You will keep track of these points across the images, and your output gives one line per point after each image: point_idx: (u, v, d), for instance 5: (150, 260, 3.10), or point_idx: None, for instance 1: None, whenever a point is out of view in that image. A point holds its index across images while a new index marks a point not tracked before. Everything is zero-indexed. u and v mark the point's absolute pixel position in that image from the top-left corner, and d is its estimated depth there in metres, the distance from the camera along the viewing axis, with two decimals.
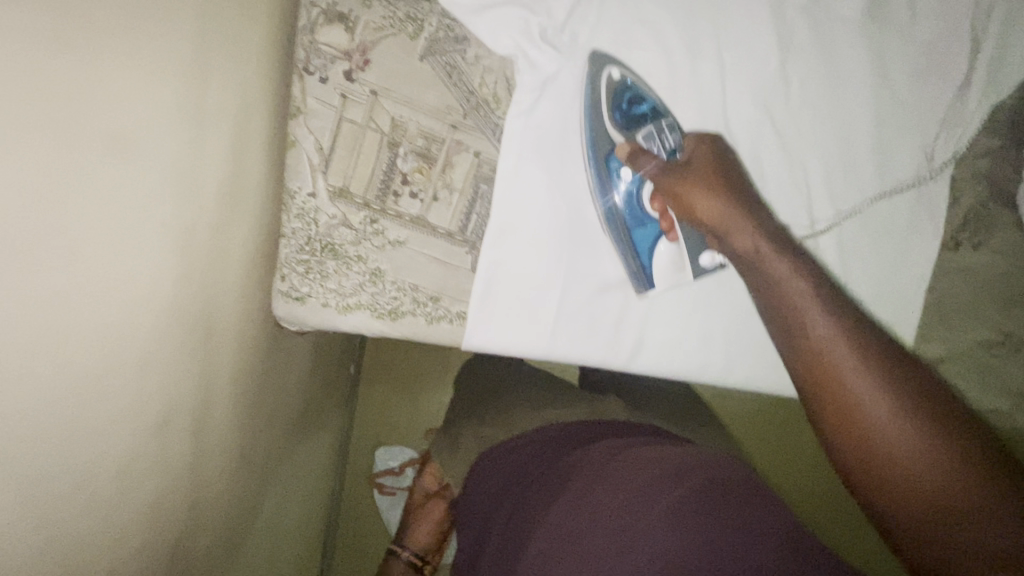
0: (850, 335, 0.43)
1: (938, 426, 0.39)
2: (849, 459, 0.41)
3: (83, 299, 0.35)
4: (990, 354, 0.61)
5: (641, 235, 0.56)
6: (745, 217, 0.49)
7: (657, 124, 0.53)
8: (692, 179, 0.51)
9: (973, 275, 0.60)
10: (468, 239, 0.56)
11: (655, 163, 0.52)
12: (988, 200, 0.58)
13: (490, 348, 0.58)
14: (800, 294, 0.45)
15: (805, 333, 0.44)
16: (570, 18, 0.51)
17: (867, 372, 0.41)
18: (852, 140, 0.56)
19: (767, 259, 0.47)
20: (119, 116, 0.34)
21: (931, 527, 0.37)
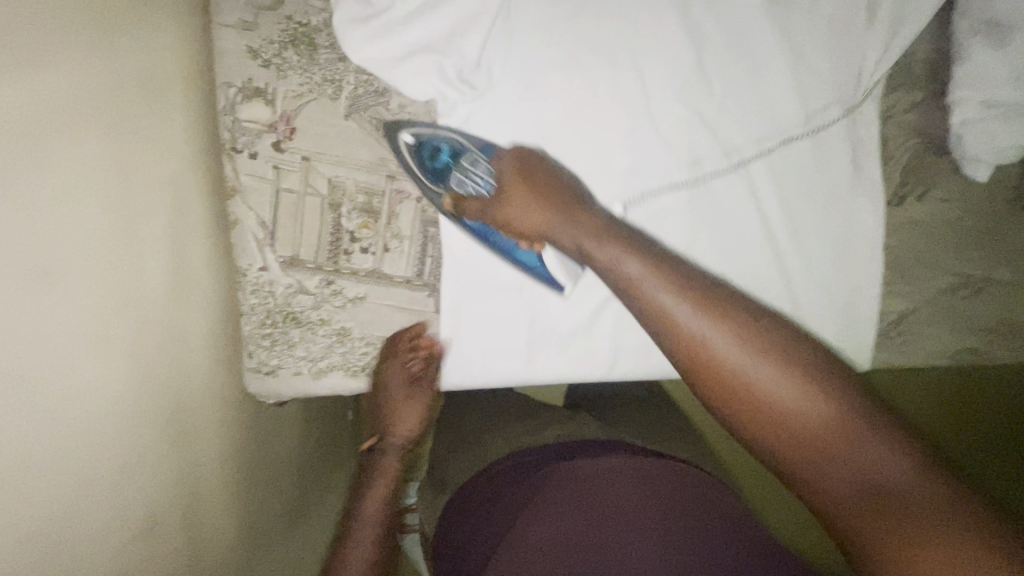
0: (687, 291, 0.39)
1: (805, 365, 0.36)
2: (750, 434, 0.36)
3: (48, 435, 0.35)
4: (954, 297, 0.63)
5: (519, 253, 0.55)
6: (572, 223, 0.47)
7: (462, 168, 0.52)
8: (512, 190, 0.49)
9: (923, 227, 0.61)
10: (427, 282, 0.56)
11: (478, 203, 0.51)
12: (927, 151, 0.59)
13: (469, 384, 0.59)
14: (647, 276, 0.40)
15: (652, 301, 0.39)
16: (484, 52, 0.51)
17: (724, 333, 0.37)
18: (780, 119, 0.57)
19: (615, 263, 0.42)
20: (45, 248, 0.34)
21: (847, 486, 0.33)
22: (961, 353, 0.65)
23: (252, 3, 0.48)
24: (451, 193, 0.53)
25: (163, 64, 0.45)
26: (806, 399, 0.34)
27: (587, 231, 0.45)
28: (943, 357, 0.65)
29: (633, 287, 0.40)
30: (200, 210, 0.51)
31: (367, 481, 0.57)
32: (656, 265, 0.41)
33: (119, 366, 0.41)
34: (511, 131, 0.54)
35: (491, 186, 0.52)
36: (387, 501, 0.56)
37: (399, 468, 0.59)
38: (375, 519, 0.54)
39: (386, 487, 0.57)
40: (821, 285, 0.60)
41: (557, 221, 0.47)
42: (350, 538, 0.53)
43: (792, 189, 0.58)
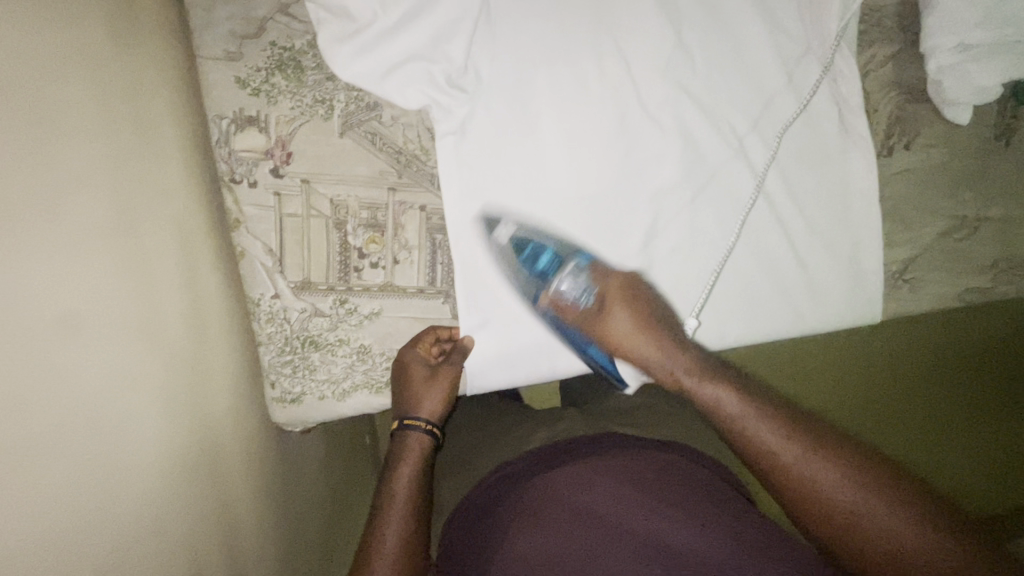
0: (779, 418, 0.46)
1: (897, 502, 0.41)
2: (837, 549, 0.43)
3: (89, 482, 0.35)
4: (952, 239, 0.65)
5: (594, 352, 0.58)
6: (665, 352, 0.52)
7: (563, 274, 0.54)
8: (600, 301, 0.54)
9: (914, 175, 0.62)
10: (440, 289, 0.56)
11: (574, 307, 0.55)
12: (909, 100, 0.60)
13: (494, 385, 0.59)
14: (721, 390, 0.48)
15: (757, 439, 0.45)
16: (471, 55, 0.52)
17: (810, 454, 0.44)
18: (765, 87, 0.58)
19: (697, 386, 0.49)
20: (67, 296, 0.34)
21: (879, 564, 0.41)
22: (964, 293, 0.66)
23: (234, 33, 0.48)
24: (548, 292, 0.55)
25: (154, 103, 0.45)
26: (757, 414, 0.46)
27: (680, 360, 0.51)
28: (950, 299, 0.66)
29: (724, 413, 0.47)
30: (207, 245, 0.50)
31: (393, 473, 0.53)
32: (745, 395, 0.48)
33: (149, 407, 0.40)
34: (509, 127, 0.54)
35: (592, 299, 0.54)
36: (415, 491, 0.52)
37: (429, 455, 0.55)
38: (405, 503, 0.51)
39: (415, 474, 0.53)
40: (824, 243, 0.62)
41: (647, 349, 0.52)
42: (384, 525, 0.49)
43: (784, 153, 0.59)
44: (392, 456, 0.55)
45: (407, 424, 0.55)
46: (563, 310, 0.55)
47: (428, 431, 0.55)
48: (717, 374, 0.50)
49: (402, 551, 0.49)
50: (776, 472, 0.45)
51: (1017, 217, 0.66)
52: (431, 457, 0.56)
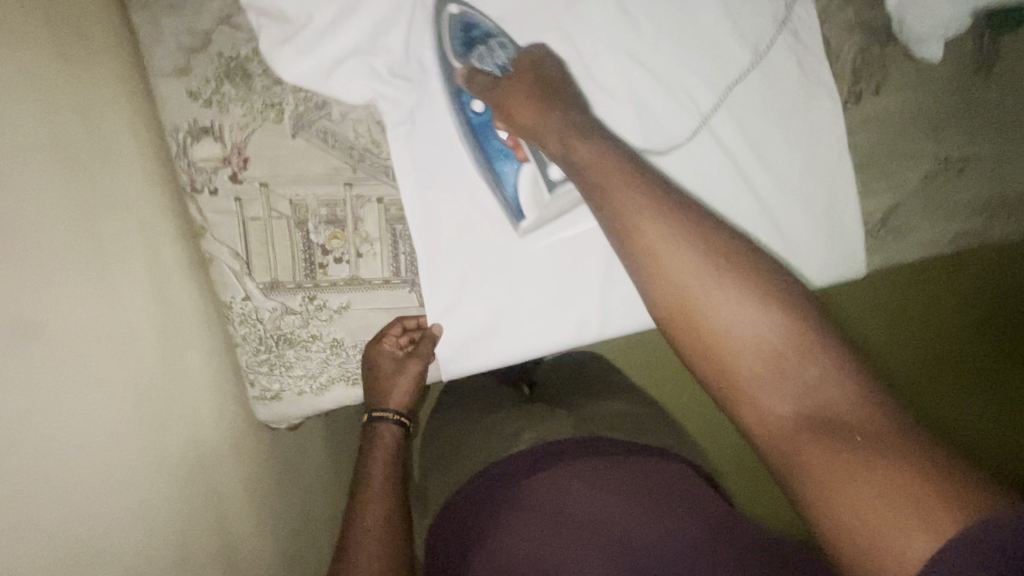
0: (710, 260, 0.40)
1: (818, 358, 0.38)
2: (737, 402, 0.39)
3: (47, 477, 0.37)
4: (938, 182, 0.61)
5: (501, 161, 0.55)
6: (580, 138, 0.47)
7: (483, 51, 0.52)
8: (514, 89, 0.51)
9: (890, 118, 0.59)
10: (405, 278, 0.57)
11: (486, 82, 0.52)
12: (875, 41, 0.58)
13: (469, 369, 0.60)
14: (648, 223, 0.42)
15: (678, 278, 0.40)
16: (409, 43, 0.52)
17: (736, 299, 0.39)
18: (717, 44, 0.56)
19: (622, 210, 0.43)
20: (25, 305, 0.36)
21: (787, 420, 0.37)
22: (958, 237, 0.63)
23: (181, 47, 0.50)
24: (464, 68, 0.52)
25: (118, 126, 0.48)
26: (738, 300, 0.39)
27: (590, 144, 0.47)
28: (941, 245, 0.63)
29: (648, 248, 0.41)
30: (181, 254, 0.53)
31: (368, 464, 0.54)
32: (678, 227, 0.41)
33: (119, 405, 0.43)
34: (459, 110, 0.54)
35: (506, 69, 0.52)
36: (392, 478, 0.53)
37: (398, 448, 0.57)
38: (382, 489, 0.52)
39: (389, 464, 0.55)
40: (795, 198, 0.60)
41: (548, 116, 0.49)
42: (364, 507, 0.50)
43: (744, 112, 0.58)
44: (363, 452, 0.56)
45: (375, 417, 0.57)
46: (472, 85, 0.52)
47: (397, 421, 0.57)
48: (648, 204, 0.42)
49: (385, 532, 0.48)
50: (687, 320, 0.40)
51: (1010, 153, 0.62)
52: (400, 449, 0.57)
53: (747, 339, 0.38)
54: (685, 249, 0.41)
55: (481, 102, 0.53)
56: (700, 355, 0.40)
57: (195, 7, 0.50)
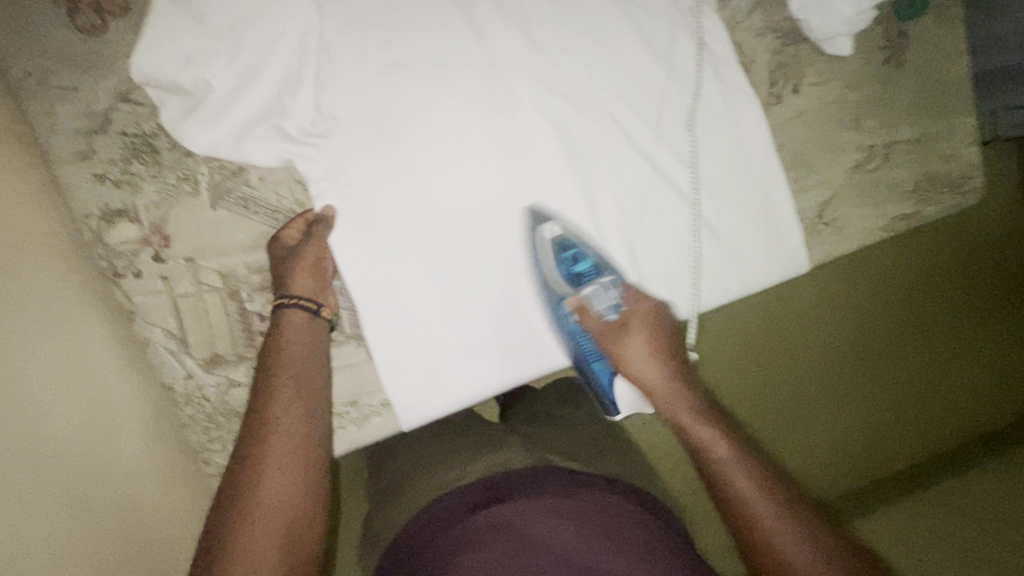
0: (774, 487, 0.42)
1: None
2: None
3: None
4: (866, 171, 0.62)
5: (600, 368, 0.60)
6: (670, 389, 0.52)
7: (597, 283, 0.56)
8: (628, 330, 0.55)
9: (810, 115, 0.60)
10: (349, 333, 0.56)
11: (597, 322, 0.56)
12: (787, 42, 0.58)
13: (429, 416, 0.58)
14: (714, 441, 0.46)
15: (735, 490, 0.43)
16: (319, 101, 0.51)
17: (794, 517, 0.40)
18: (630, 63, 0.56)
19: (691, 427, 0.48)
20: None
21: None
22: (895, 221, 0.64)
23: (80, 131, 0.48)
24: (575, 297, 0.56)
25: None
26: (791, 516, 0.40)
27: (672, 381, 0.52)
28: (880, 232, 0.64)
29: (712, 459, 0.45)
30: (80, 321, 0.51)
31: (273, 391, 0.46)
32: (737, 444, 0.46)
33: None
34: (380, 160, 0.53)
35: (615, 314, 0.56)
36: (303, 412, 0.45)
37: (317, 340, 0.51)
38: (289, 437, 0.43)
39: (298, 393, 0.46)
40: (730, 204, 0.60)
41: (662, 374, 0.53)
42: (264, 471, 0.40)
43: (667, 126, 0.58)
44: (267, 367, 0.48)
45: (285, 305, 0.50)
46: (588, 319, 0.56)
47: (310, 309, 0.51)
48: (710, 423, 0.48)
49: (291, 504, 0.39)
50: None
51: (928, 136, 0.63)
52: (318, 334, 0.51)
53: (800, 546, 0.39)
54: (752, 483, 0.43)
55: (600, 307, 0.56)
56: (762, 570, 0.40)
57: (89, 88, 0.48)
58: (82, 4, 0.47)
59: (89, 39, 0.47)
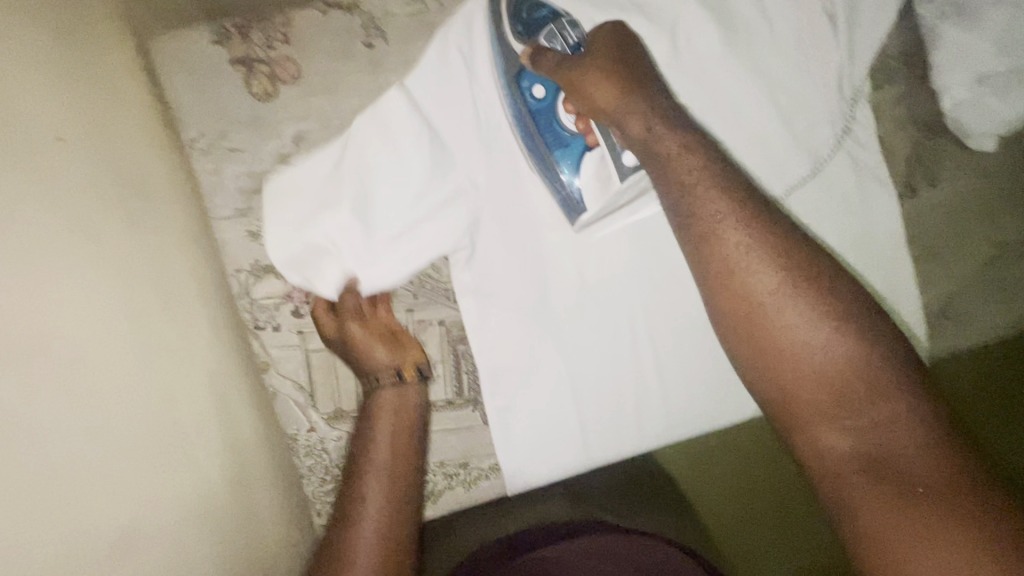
0: (753, 233, 0.42)
1: (851, 335, 0.40)
2: (770, 387, 0.41)
3: (177, 526, 0.38)
4: (998, 268, 0.60)
5: (563, 153, 0.51)
6: (639, 105, 0.46)
7: (556, 23, 0.49)
8: (591, 66, 0.47)
9: (945, 209, 0.59)
10: (468, 397, 0.57)
11: (554, 58, 0.48)
12: (927, 137, 0.57)
13: (534, 483, 0.58)
14: (701, 189, 0.44)
15: (717, 238, 0.42)
16: (466, 172, 0.53)
17: (772, 271, 0.41)
18: (769, 147, 0.55)
19: (664, 152, 0.45)
20: (108, 391, 0.35)
21: (799, 392, 0.40)
22: (1023, 320, 0.61)
23: (242, 190, 0.51)
24: (531, 45, 0.49)
25: (73, 165, 0.37)
26: (769, 267, 0.41)
27: (649, 113, 0.46)
28: (1006, 330, 0.61)
29: (693, 200, 0.43)
30: (181, 343, 0.44)
31: (363, 467, 0.48)
32: (719, 184, 0.44)
33: (197, 468, 0.42)
34: (515, 230, 0.55)
35: (580, 50, 0.49)
36: (390, 497, 0.47)
37: (409, 413, 0.51)
38: (376, 521, 0.45)
39: (387, 475, 0.47)
40: None
41: (630, 97, 0.46)
42: (348, 554, 0.44)
43: (799, 213, 0.57)
44: (358, 439, 0.49)
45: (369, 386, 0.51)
46: (541, 66, 0.48)
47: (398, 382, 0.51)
48: (691, 157, 0.45)
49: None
50: (730, 334, 0.42)
51: None
52: (409, 418, 0.51)
53: (772, 294, 0.41)
54: (744, 242, 0.42)
55: (544, 86, 0.50)
56: (741, 337, 0.42)
57: (255, 149, 0.50)
58: (258, 73, 0.50)
59: (259, 103, 0.50)
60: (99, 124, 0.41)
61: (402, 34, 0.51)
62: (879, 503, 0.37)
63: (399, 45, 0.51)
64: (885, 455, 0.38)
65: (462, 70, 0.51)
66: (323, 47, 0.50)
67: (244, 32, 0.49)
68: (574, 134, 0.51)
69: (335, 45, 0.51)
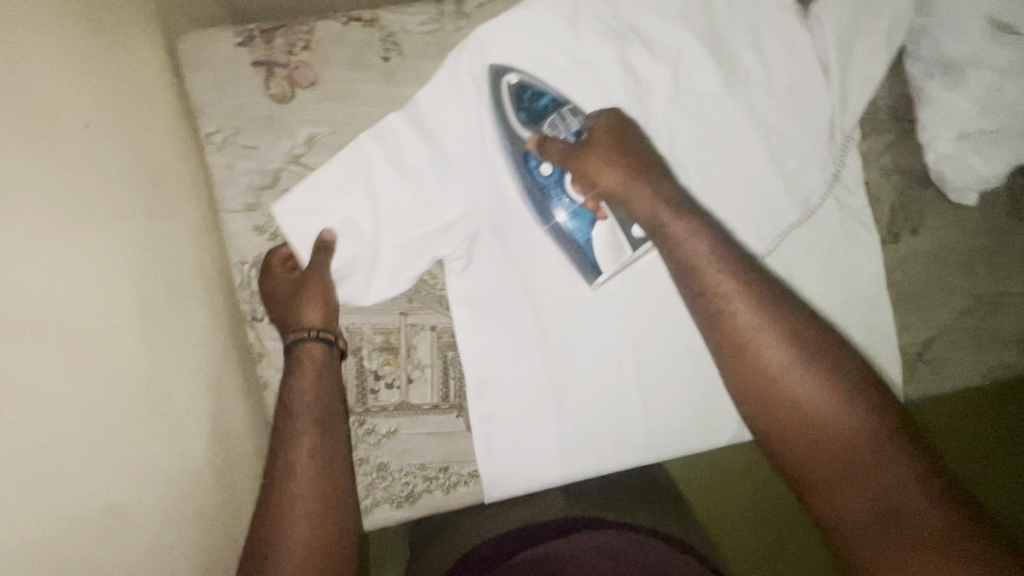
0: (753, 294, 0.45)
1: (856, 397, 0.41)
2: (786, 453, 0.42)
3: (161, 501, 0.39)
4: (974, 316, 0.62)
5: (575, 225, 0.56)
6: (643, 183, 0.51)
7: (558, 112, 0.54)
8: (593, 154, 0.52)
9: (926, 256, 0.61)
10: (454, 403, 0.58)
11: (560, 147, 0.53)
12: (911, 186, 0.60)
13: (512, 492, 0.59)
14: (701, 250, 0.47)
15: (723, 298, 0.45)
16: (469, 188, 0.55)
17: (775, 334, 0.43)
18: (760, 184, 0.57)
19: (671, 219, 0.49)
20: (105, 366, 0.37)
21: (813, 456, 0.40)
22: (997, 369, 0.63)
23: (251, 186, 0.53)
24: (537, 133, 0.54)
25: (93, 149, 0.39)
26: (772, 330, 0.43)
27: (652, 189, 0.51)
28: (980, 377, 0.63)
29: (698, 261, 0.47)
30: (179, 329, 0.45)
31: (293, 433, 0.47)
32: (717, 246, 0.47)
33: (184, 447, 0.43)
34: (514, 246, 0.57)
35: (581, 137, 0.53)
36: (323, 459, 0.46)
37: (330, 374, 0.51)
38: (310, 482, 0.45)
39: (319, 438, 0.47)
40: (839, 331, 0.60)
41: (632, 180, 0.51)
42: (282, 514, 0.43)
43: (787, 249, 0.59)
44: (282, 406, 0.48)
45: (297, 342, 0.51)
46: (547, 153, 0.53)
47: (325, 339, 0.51)
48: (690, 221, 0.49)
49: (317, 536, 0.43)
50: (745, 399, 0.44)
51: None
52: (332, 379, 0.51)
53: (777, 357, 0.42)
54: (751, 311, 0.44)
55: (550, 165, 0.54)
56: (753, 401, 0.43)
57: (267, 147, 0.52)
58: (277, 76, 0.52)
59: (276, 105, 0.52)
60: (121, 112, 0.43)
61: (417, 51, 0.54)
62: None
63: (414, 59, 0.54)
64: (914, 521, 0.36)
65: (473, 91, 0.54)
66: (341, 56, 0.53)
67: (268, 37, 0.52)
68: (585, 207, 0.56)
69: (353, 55, 0.53)
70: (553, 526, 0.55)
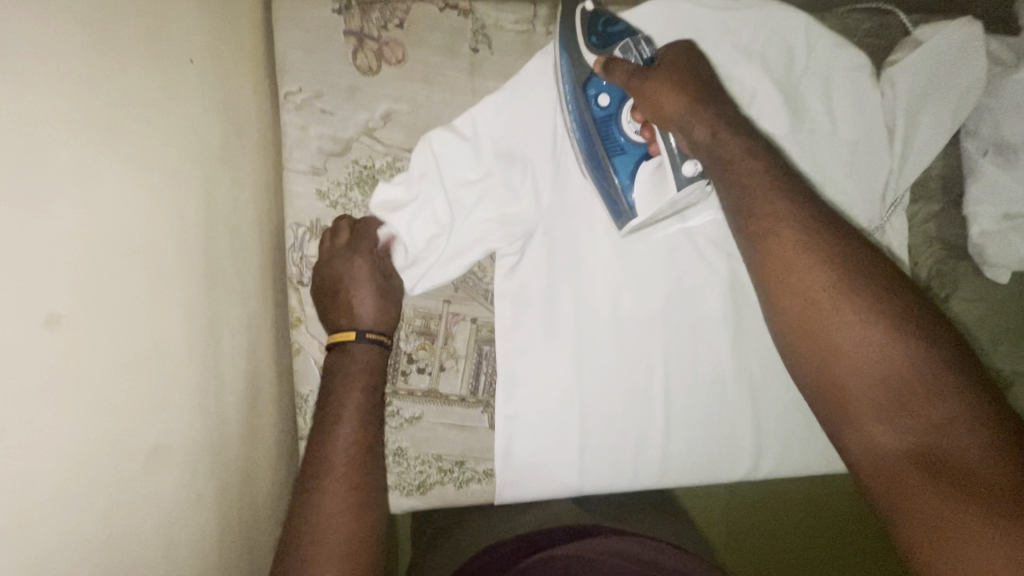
0: (799, 213, 0.42)
1: (907, 327, 0.37)
2: (814, 377, 0.40)
3: (189, 445, 0.37)
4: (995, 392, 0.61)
5: (622, 160, 0.55)
6: (706, 109, 0.49)
7: (632, 37, 0.53)
8: (658, 78, 0.51)
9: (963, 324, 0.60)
10: (481, 398, 0.58)
11: (627, 71, 0.52)
12: (952, 255, 0.60)
13: (522, 496, 0.58)
14: (748, 173, 0.45)
15: (764, 214, 0.43)
16: (533, 183, 0.56)
17: (818, 254, 0.40)
18: None
19: (721, 141, 0.47)
20: (165, 291, 0.35)
21: (844, 382, 0.38)
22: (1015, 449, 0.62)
23: (322, 150, 0.52)
24: (606, 56, 0.53)
25: (186, 80, 0.39)
26: (815, 251, 0.40)
27: (713, 112, 0.49)
28: None
29: (749, 180, 0.45)
30: (230, 275, 0.43)
31: (336, 423, 0.47)
32: (772, 170, 0.45)
33: (216, 393, 0.40)
34: (564, 250, 0.57)
35: (654, 63, 0.52)
36: (359, 453, 0.47)
37: (377, 373, 0.51)
38: (347, 472, 0.46)
39: (362, 428, 0.48)
40: None
41: (696, 105, 0.49)
42: (320, 492, 0.44)
43: None
44: (331, 389, 0.49)
45: (343, 340, 0.50)
46: (613, 75, 0.52)
47: (374, 343, 0.51)
48: (739, 140, 0.47)
49: (352, 529, 0.44)
50: (777, 320, 0.42)
51: None
52: (376, 378, 0.50)
53: (817, 276, 0.40)
54: (798, 238, 0.41)
55: (609, 96, 0.54)
56: (787, 323, 0.41)
57: (345, 116, 0.53)
58: (367, 48, 0.53)
59: (362, 76, 0.53)
60: (216, 51, 0.43)
61: (505, 48, 0.55)
62: (935, 506, 0.33)
63: (501, 56, 0.55)
64: (948, 456, 0.34)
65: (553, 100, 0.55)
66: (432, 40, 0.54)
67: (365, 9, 0.53)
68: (638, 143, 0.55)
69: (444, 41, 0.54)
70: (578, 530, 0.55)
